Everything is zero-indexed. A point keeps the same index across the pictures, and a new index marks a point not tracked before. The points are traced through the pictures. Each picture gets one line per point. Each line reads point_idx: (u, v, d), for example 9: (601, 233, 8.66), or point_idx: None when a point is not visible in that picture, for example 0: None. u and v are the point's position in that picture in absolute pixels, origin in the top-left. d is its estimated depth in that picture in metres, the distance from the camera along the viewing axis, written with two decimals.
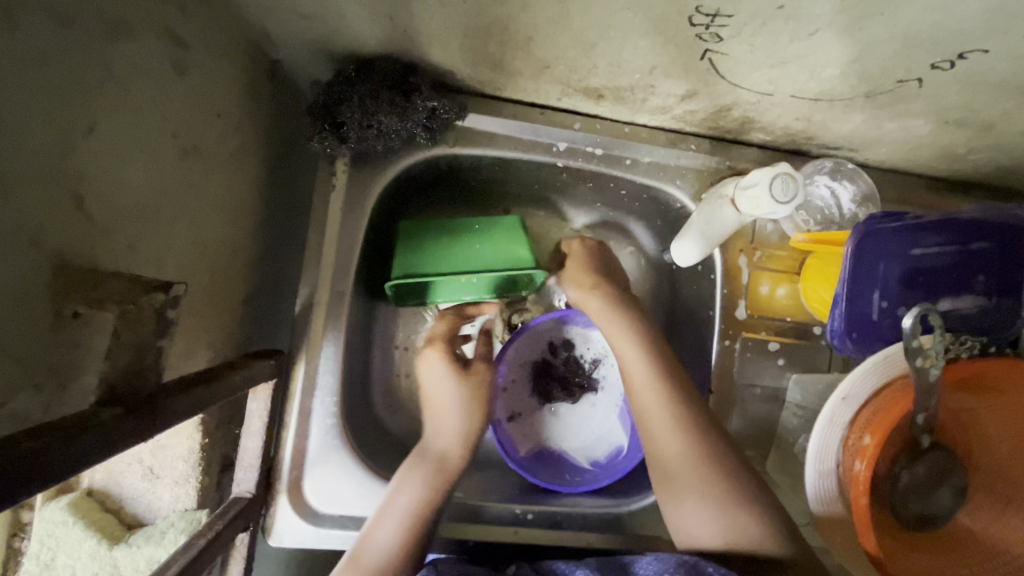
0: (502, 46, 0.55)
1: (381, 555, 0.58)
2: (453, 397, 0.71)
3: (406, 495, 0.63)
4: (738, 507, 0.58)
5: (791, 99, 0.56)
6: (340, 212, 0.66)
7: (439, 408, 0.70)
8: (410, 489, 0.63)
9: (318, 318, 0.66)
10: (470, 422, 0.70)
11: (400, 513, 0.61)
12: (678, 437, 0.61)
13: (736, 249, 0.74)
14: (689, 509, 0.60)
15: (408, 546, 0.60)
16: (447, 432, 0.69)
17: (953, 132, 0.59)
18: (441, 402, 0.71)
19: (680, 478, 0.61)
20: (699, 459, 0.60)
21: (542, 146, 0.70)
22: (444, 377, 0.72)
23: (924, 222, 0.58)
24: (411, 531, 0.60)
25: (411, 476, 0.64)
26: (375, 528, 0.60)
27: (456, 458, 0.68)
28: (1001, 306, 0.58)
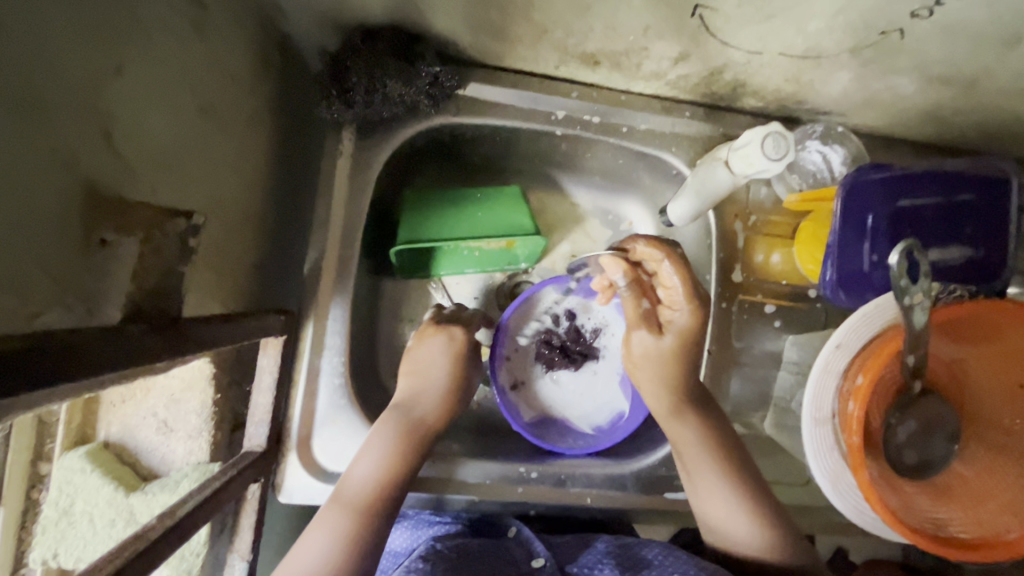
0: (503, 12, 0.57)
1: (361, 488, 0.60)
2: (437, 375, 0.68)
3: (376, 446, 0.62)
4: (761, 515, 0.62)
5: (780, 58, 0.58)
6: (346, 179, 0.68)
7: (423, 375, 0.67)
8: (379, 444, 0.62)
9: (326, 281, 0.67)
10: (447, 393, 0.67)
11: (372, 462, 0.61)
12: (719, 476, 0.64)
13: (731, 214, 0.76)
14: (722, 514, 0.63)
15: (385, 485, 0.60)
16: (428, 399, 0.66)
17: (938, 91, 0.61)
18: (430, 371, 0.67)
19: (720, 508, 0.63)
20: (741, 495, 0.63)
21: (542, 115, 0.72)
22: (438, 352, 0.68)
23: (910, 174, 0.60)
24: (386, 479, 0.61)
25: (379, 433, 0.63)
26: (349, 475, 0.61)
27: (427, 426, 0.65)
28: (988, 258, 0.60)
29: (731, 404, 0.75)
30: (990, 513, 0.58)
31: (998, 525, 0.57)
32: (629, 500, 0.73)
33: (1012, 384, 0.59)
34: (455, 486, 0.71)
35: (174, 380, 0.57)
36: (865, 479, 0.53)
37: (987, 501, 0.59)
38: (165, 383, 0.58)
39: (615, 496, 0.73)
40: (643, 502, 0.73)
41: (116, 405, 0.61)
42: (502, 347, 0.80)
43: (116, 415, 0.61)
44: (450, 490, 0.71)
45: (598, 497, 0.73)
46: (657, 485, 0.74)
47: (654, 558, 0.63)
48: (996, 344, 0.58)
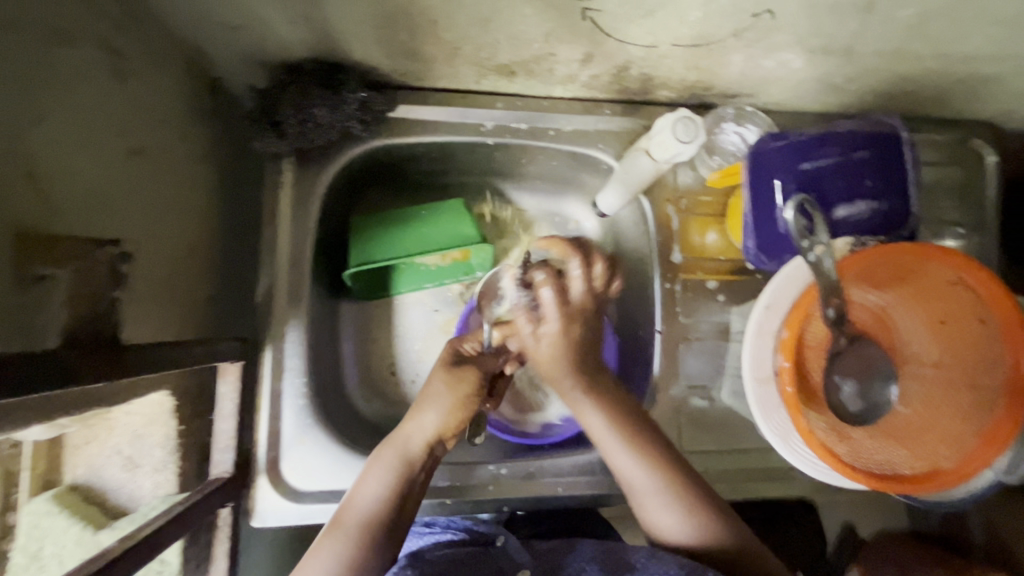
0: (412, 34, 0.61)
1: (362, 518, 0.62)
2: (436, 411, 0.67)
3: (376, 478, 0.64)
4: (693, 507, 0.65)
5: (673, 48, 0.63)
6: (291, 207, 0.72)
7: (424, 399, 0.68)
8: (377, 478, 0.64)
9: (280, 305, 0.70)
10: (443, 423, 0.67)
11: (374, 490, 0.63)
12: (631, 452, 0.67)
13: (663, 200, 0.80)
14: (659, 509, 0.65)
15: (388, 509, 0.63)
16: (421, 429, 0.66)
17: (823, 62, 0.67)
18: (431, 401, 0.67)
19: (642, 490, 0.66)
20: (664, 482, 0.66)
21: (470, 127, 0.76)
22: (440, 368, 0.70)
23: (809, 139, 0.65)
24: (386, 507, 0.63)
25: (376, 466, 0.65)
26: (353, 500, 0.63)
27: (423, 456, 0.66)
28: (894, 208, 0.64)
29: (686, 378, 0.78)
30: (932, 447, 0.61)
31: (939, 457, 0.60)
32: (601, 485, 0.75)
33: (935, 321, 0.63)
34: (428, 490, 0.72)
35: (135, 417, 0.59)
36: (800, 424, 0.56)
37: (928, 435, 0.62)
38: (126, 420, 0.59)
39: (585, 482, 0.75)
40: (613, 485, 0.75)
41: (81, 447, 0.62)
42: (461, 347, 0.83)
43: (81, 457, 0.63)
44: (423, 495, 0.73)
45: (569, 486, 0.74)
46: None
47: (638, 561, 0.62)
48: (911, 286, 0.63)
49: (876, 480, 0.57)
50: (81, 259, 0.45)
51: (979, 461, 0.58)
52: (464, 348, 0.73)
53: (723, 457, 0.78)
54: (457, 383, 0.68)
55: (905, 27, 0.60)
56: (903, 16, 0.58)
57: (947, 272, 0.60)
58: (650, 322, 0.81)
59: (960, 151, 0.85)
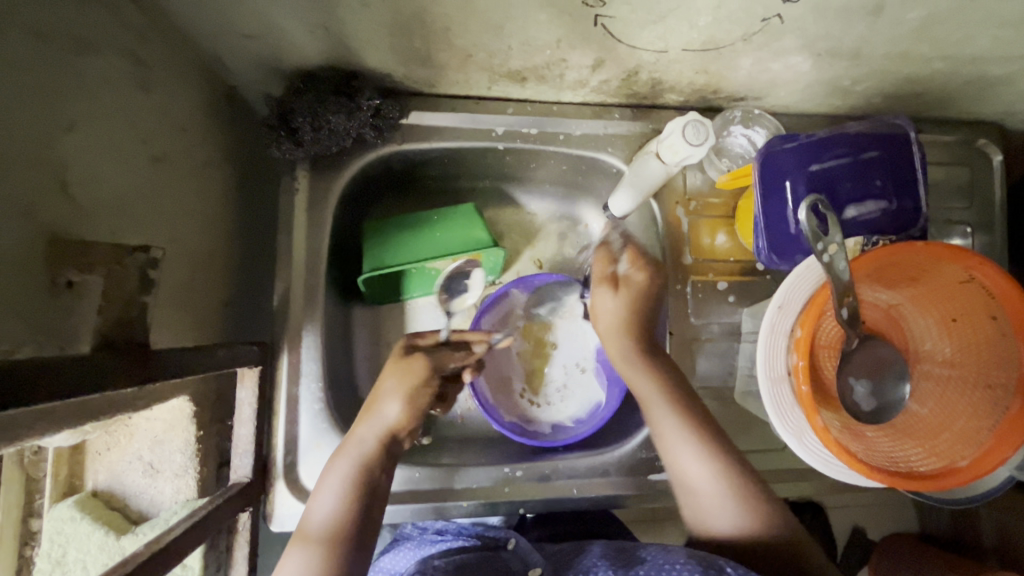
0: (426, 41, 0.62)
1: (327, 523, 0.61)
2: (392, 404, 0.68)
3: (332, 484, 0.63)
4: (747, 500, 0.65)
5: (683, 53, 0.64)
6: (305, 213, 0.72)
7: (377, 394, 0.69)
8: (333, 483, 0.64)
9: (295, 311, 0.71)
10: (395, 416, 0.68)
11: (333, 495, 0.63)
12: (691, 444, 0.68)
13: (673, 202, 0.80)
14: (712, 503, 0.66)
15: (352, 513, 0.62)
16: (376, 425, 0.67)
17: (830, 65, 0.68)
18: (382, 398, 0.68)
19: (698, 481, 0.67)
20: (722, 475, 0.66)
21: (482, 133, 0.77)
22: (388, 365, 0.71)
23: (818, 140, 0.65)
24: (349, 512, 0.62)
25: (333, 472, 0.64)
26: (313, 509, 0.63)
27: (376, 453, 0.66)
28: (904, 207, 0.65)
29: (699, 379, 0.79)
30: (946, 443, 0.61)
31: (954, 454, 0.60)
32: (615, 486, 0.75)
33: (946, 318, 0.64)
34: (444, 493, 0.73)
35: (156, 422, 0.59)
36: (816, 422, 0.56)
37: (942, 433, 0.62)
38: (148, 426, 0.60)
39: (599, 484, 0.75)
40: (626, 487, 0.75)
41: (101, 454, 0.63)
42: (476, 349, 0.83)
43: (102, 463, 0.63)
44: (438, 498, 0.73)
45: (583, 488, 0.75)
46: (639, 468, 0.76)
47: (647, 556, 0.62)
48: (922, 284, 0.64)
49: (885, 477, 0.57)
50: (116, 262, 0.45)
51: (994, 458, 0.57)
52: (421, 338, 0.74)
53: None
54: (409, 373, 0.69)
55: (912, 29, 0.61)
56: (910, 18, 0.59)
57: (960, 271, 0.60)
58: (661, 323, 0.82)
59: (965, 151, 0.86)
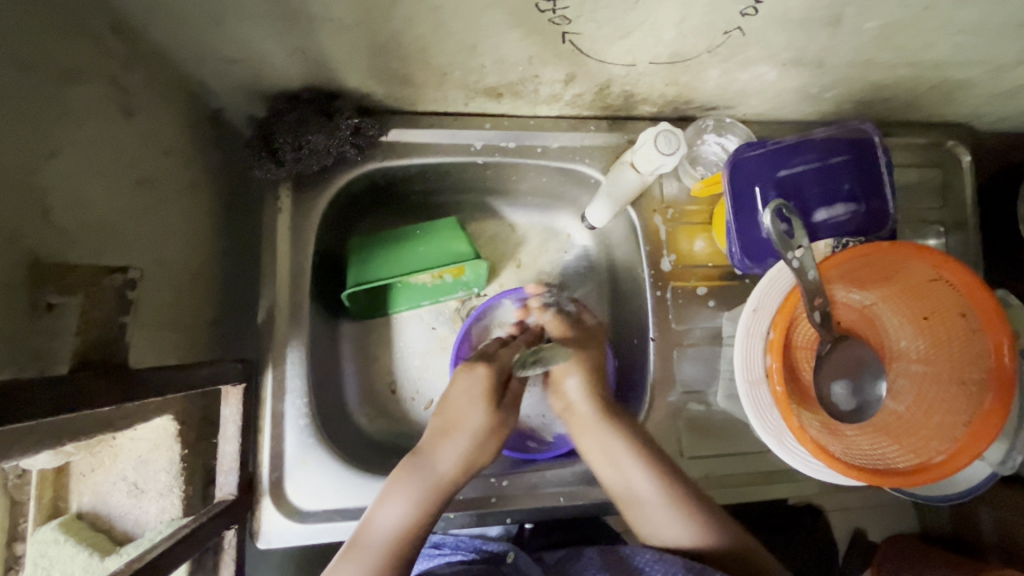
0: (403, 62, 0.64)
1: (379, 542, 0.64)
2: (468, 442, 0.71)
3: (396, 502, 0.66)
4: (688, 509, 0.68)
5: (652, 66, 0.66)
6: (289, 229, 0.74)
7: (456, 425, 0.71)
8: (396, 504, 0.66)
9: (279, 328, 0.71)
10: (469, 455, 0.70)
11: (393, 514, 0.65)
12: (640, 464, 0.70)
13: (651, 210, 0.82)
14: (663, 518, 0.68)
15: (411, 534, 0.65)
16: (451, 459, 0.69)
17: (796, 74, 0.70)
18: (463, 433, 0.71)
19: (645, 494, 0.69)
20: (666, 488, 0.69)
21: (461, 148, 0.79)
22: (475, 403, 0.72)
23: (784, 146, 0.67)
24: (410, 532, 0.65)
25: (395, 491, 0.66)
26: (371, 524, 0.65)
27: (453, 485, 0.69)
28: (872, 210, 0.66)
29: (682, 384, 0.79)
30: (923, 440, 0.62)
31: (930, 450, 0.61)
32: (601, 493, 0.76)
33: (919, 316, 0.65)
34: None
35: (140, 442, 0.60)
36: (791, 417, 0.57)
37: (919, 430, 0.62)
38: (132, 446, 0.60)
39: (586, 492, 0.76)
40: (613, 494, 0.76)
41: (86, 475, 0.63)
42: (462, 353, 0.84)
43: (87, 485, 0.63)
44: None
45: (570, 496, 0.75)
46: None
47: (644, 565, 0.64)
48: (894, 282, 0.65)
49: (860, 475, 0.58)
50: (94, 285, 0.47)
51: (968, 453, 0.58)
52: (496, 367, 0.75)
53: (722, 461, 0.79)
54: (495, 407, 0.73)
55: (872, 38, 0.63)
56: (868, 28, 0.61)
57: (928, 269, 0.62)
58: (643, 330, 0.83)
59: (936, 153, 0.88)
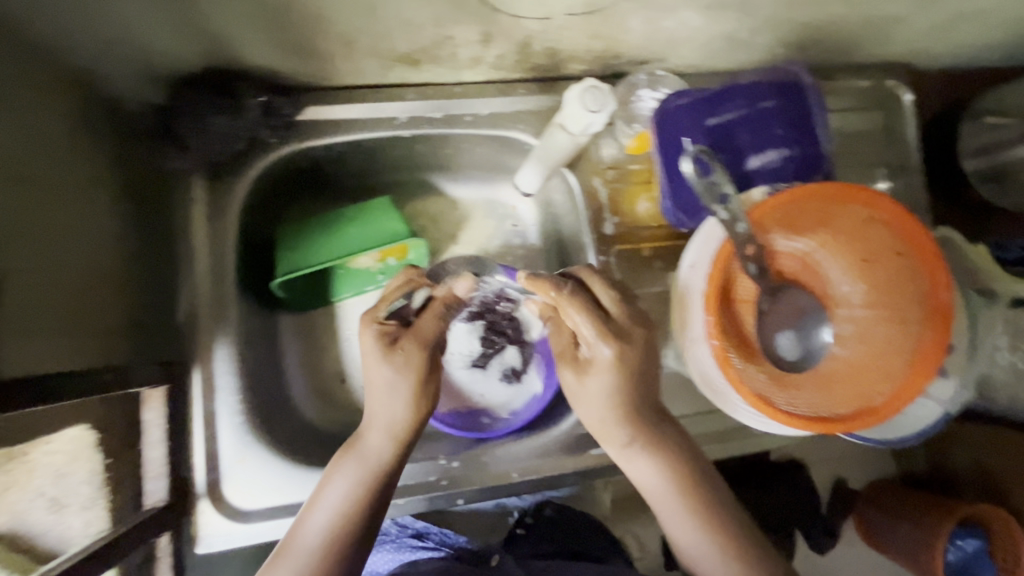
0: (302, 30, 0.60)
1: (299, 558, 0.55)
2: (387, 404, 0.59)
3: (337, 485, 0.59)
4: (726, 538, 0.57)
5: (569, 18, 0.63)
6: (206, 223, 0.70)
7: (370, 390, 0.60)
8: (337, 487, 0.58)
9: (204, 325, 0.68)
10: (403, 417, 0.60)
11: (320, 519, 0.57)
12: (662, 478, 0.58)
13: (590, 173, 0.79)
14: (691, 540, 0.57)
15: (334, 550, 0.56)
16: (376, 428, 0.60)
17: (722, 17, 0.67)
18: (376, 396, 0.59)
19: (670, 508, 0.58)
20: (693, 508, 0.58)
21: (386, 122, 0.75)
22: (371, 359, 0.59)
23: (711, 93, 0.64)
24: (326, 550, 0.56)
25: (340, 473, 0.59)
26: (304, 523, 0.58)
27: (392, 460, 0.60)
28: (806, 153, 0.65)
29: None
30: (869, 385, 0.61)
31: (874, 393, 0.60)
32: (557, 465, 0.74)
33: (858, 258, 0.63)
34: None
35: (57, 455, 0.57)
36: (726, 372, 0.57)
37: (863, 372, 0.61)
38: (47, 461, 0.57)
39: (542, 465, 0.74)
40: (569, 464, 0.74)
41: None
42: None
43: None
44: None
45: (524, 471, 0.74)
46: (581, 444, 0.75)
47: None
48: (828, 228, 0.63)
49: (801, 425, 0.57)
50: None
51: (910, 392, 0.57)
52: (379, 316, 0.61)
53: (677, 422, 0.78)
54: (386, 355, 0.59)
55: None
56: None
57: (859, 209, 0.60)
58: None
59: (879, 94, 0.86)
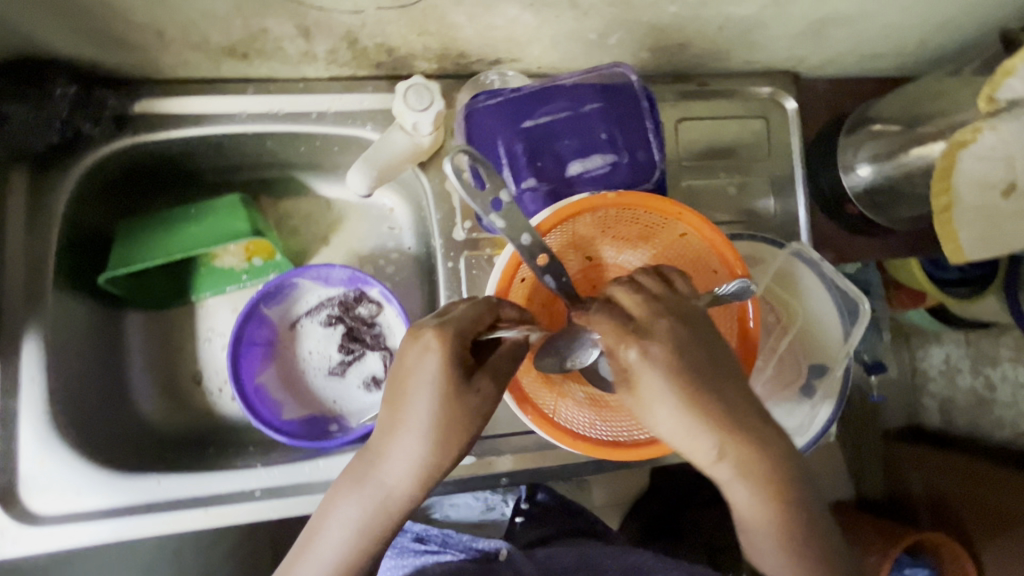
0: (97, 18, 0.58)
1: None
2: (415, 441, 0.51)
3: (342, 518, 0.54)
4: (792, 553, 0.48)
5: (382, 12, 0.60)
6: (24, 215, 0.67)
7: (401, 422, 0.52)
8: (342, 522, 0.54)
9: (11, 321, 0.66)
10: (424, 460, 0.52)
11: (341, 535, 0.54)
12: (744, 490, 0.47)
13: (443, 175, 0.76)
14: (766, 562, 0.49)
15: None
16: (399, 465, 0.52)
17: (554, 16, 0.64)
18: (404, 431, 0.51)
19: (748, 527, 0.49)
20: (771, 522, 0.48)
21: (226, 117, 0.72)
22: (426, 387, 0.50)
23: (529, 95, 0.62)
24: None
25: (342, 504, 0.54)
26: (322, 534, 0.54)
27: (408, 497, 0.53)
28: (635, 159, 0.61)
29: None
30: None
31: None
32: None
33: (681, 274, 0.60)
34: (193, 500, 0.67)
35: None
36: (665, 325, 0.47)
37: None
38: None
39: None
40: None
41: None
42: (257, 342, 0.79)
43: None
44: (185, 505, 0.67)
45: None
46: None
47: None
48: (649, 241, 0.60)
49: (715, 421, 0.46)
50: None
51: None
52: (464, 333, 0.50)
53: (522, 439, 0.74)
54: (455, 393, 0.50)
55: None
56: None
57: (674, 226, 0.58)
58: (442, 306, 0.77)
59: (761, 102, 0.82)
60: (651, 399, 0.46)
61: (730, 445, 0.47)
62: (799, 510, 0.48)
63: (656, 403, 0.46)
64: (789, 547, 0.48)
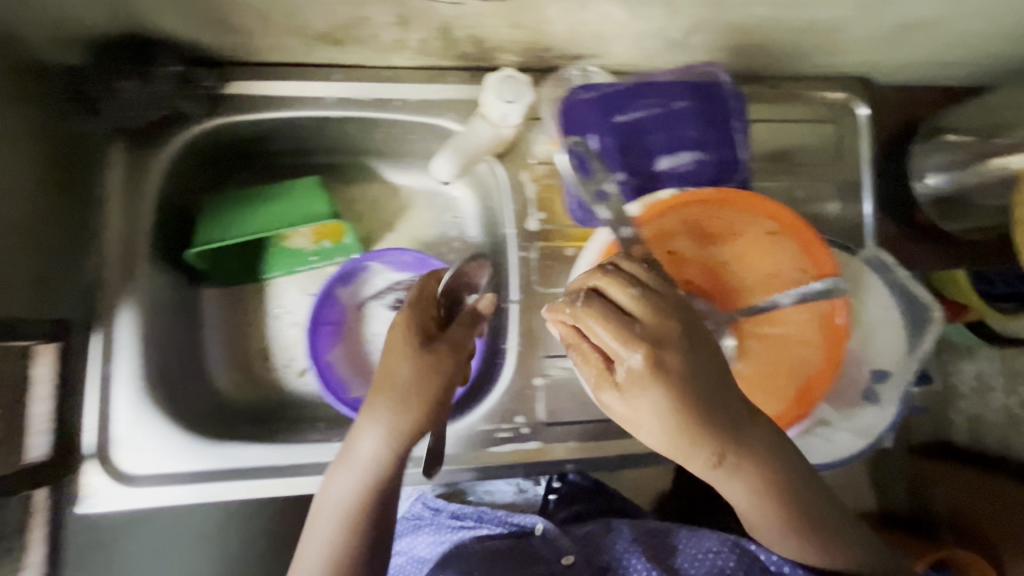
0: (211, 3, 0.60)
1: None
2: (385, 412, 0.57)
3: (340, 491, 0.57)
4: (795, 533, 0.53)
5: (482, 5, 0.62)
6: (123, 185, 0.71)
7: (390, 386, 0.58)
8: (340, 494, 0.57)
9: (110, 291, 0.70)
10: (395, 431, 0.57)
11: (342, 505, 0.57)
12: (736, 483, 0.50)
13: (519, 166, 0.78)
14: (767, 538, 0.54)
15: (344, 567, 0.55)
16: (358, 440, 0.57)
17: (647, 13, 0.65)
18: (381, 400, 0.58)
19: (747, 513, 0.53)
20: (765, 507, 0.51)
21: (314, 101, 0.75)
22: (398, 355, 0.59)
23: (623, 91, 0.63)
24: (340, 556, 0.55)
25: (337, 478, 0.58)
26: (324, 507, 0.58)
27: (388, 469, 0.57)
28: (722, 156, 0.63)
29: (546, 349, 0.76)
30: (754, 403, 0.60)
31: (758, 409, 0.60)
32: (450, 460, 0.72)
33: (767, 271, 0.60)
34: (272, 469, 0.69)
35: None
36: (676, 328, 0.46)
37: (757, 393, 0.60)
38: None
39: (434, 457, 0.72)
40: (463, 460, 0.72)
41: None
42: (326, 322, 0.81)
43: None
44: (263, 474, 0.69)
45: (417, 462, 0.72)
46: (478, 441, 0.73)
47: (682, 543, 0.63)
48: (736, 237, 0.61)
49: (716, 430, 0.47)
50: None
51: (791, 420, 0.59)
52: (419, 306, 0.62)
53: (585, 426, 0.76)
54: (420, 359, 0.59)
55: None
56: None
57: (762, 223, 0.60)
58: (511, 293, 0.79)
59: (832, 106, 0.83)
60: (648, 410, 0.45)
61: (724, 444, 0.48)
62: (790, 497, 0.52)
63: (651, 415, 0.46)
64: (791, 529, 0.53)
